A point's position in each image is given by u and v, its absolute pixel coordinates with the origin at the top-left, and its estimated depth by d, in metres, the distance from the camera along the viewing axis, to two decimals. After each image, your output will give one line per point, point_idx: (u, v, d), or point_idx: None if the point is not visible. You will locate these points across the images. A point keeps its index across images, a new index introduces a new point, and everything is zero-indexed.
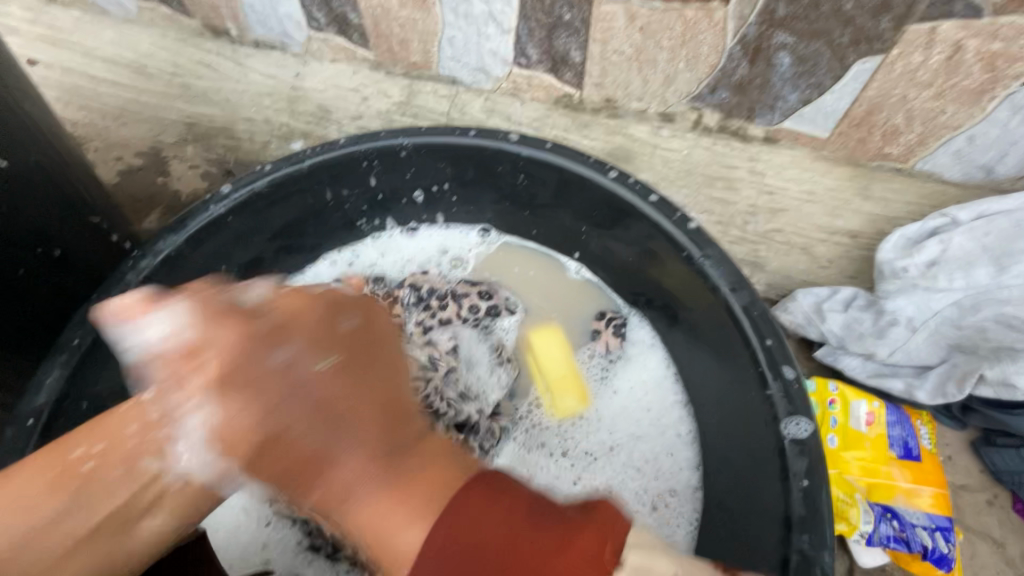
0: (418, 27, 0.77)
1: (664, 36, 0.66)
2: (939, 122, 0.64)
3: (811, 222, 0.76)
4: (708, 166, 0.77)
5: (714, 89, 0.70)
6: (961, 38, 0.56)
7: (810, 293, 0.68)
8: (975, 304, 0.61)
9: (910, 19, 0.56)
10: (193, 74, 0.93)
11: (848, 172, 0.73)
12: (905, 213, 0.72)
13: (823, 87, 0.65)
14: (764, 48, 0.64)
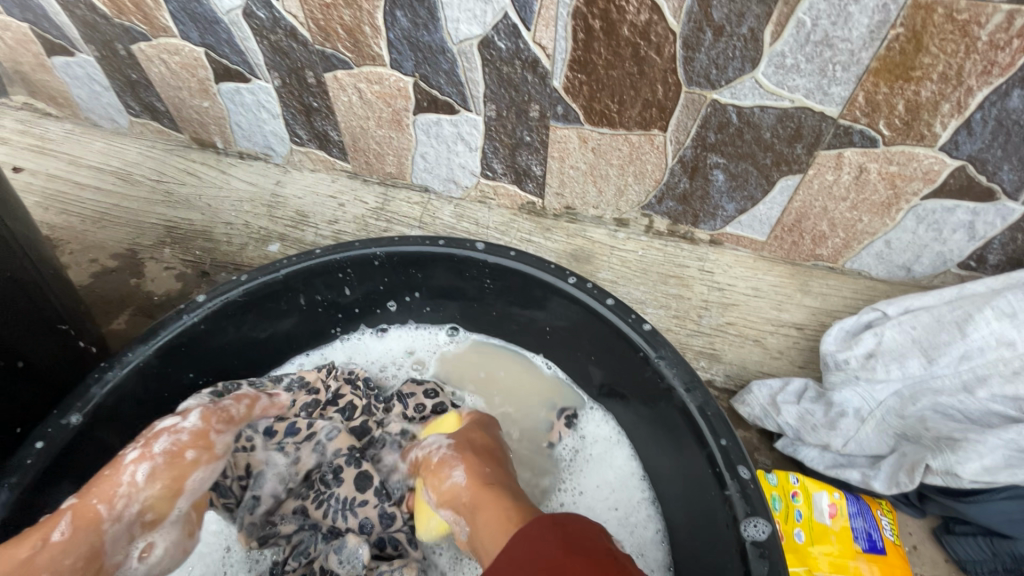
0: (393, 144, 0.85)
1: (614, 156, 0.75)
2: (858, 229, 0.72)
3: (760, 315, 0.79)
4: (662, 265, 0.82)
5: (661, 199, 0.79)
6: (864, 163, 0.65)
7: (765, 384, 0.72)
8: (915, 395, 0.65)
9: (819, 147, 0.65)
10: (177, 182, 0.98)
11: (786, 271, 0.80)
12: (843, 306, 0.78)
13: (755, 199, 0.74)
14: (701, 167, 0.72)
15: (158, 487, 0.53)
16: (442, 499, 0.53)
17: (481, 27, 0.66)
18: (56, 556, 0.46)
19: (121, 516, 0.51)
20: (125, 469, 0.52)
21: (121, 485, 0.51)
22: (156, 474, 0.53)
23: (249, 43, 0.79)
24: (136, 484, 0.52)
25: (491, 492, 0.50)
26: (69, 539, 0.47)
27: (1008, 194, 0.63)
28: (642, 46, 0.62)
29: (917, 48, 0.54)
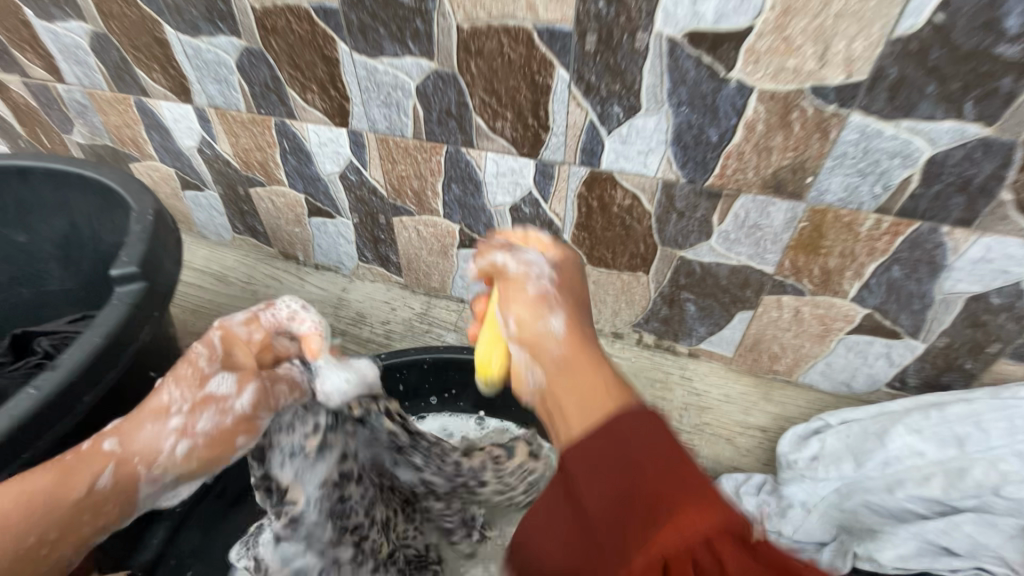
0: (439, 267, 1.10)
1: (610, 287, 0.97)
2: (803, 352, 0.92)
3: (729, 417, 0.96)
4: (649, 371, 1.02)
5: (647, 320, 1.00)
6: (798, 306, 0.86)
7: (731, 477, 0.87)
8: (850, 492, 0.80)
9: (763, 292, 0.86)
10: (264, 285, 1.24)
11: (751, 382, 0.99)
12: (797, 413, 0.95)
13: (720, 324, 0.94)
14: (676, 299, 0.94)
15: (194, 462, 0.58)
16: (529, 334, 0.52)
17: (512, 197, 0.91)
18: (100, 497, 0.55)
19: (153, 468, 0.57)
20: (167, 439, 0.57)
21: (163, 453, 0.57)
22: (208, 438, 0.58)
23: (339, 193, 1.06)
24: (176, 454, 0.57)
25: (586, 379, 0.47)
26: (115, 482, 0.56)
27: (910, 335, 0.83)
28: (627, 219, 0.86)
29: (820, 234, 0.76)
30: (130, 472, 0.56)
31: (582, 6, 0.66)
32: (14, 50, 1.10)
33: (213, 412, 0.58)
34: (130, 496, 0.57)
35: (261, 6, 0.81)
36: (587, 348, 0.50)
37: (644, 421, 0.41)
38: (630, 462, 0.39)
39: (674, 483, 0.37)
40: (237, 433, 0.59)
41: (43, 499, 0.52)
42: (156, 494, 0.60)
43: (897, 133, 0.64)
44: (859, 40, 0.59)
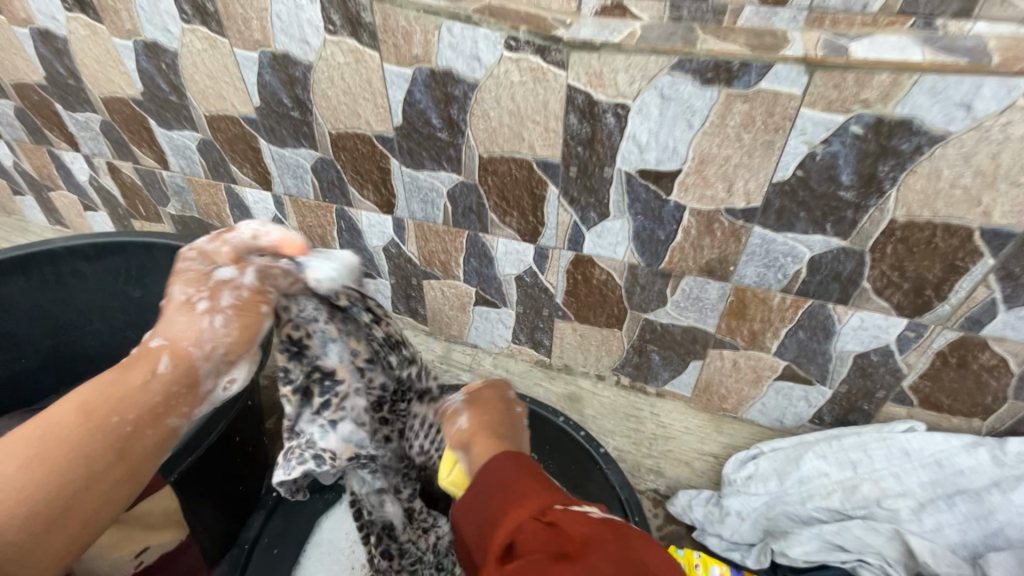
0: (458, 319, 1.37)
1: (593, 339, 1.24)
2: (744, 393, 1.17)
3: (689, 446, 1.21)
4: (625, 407, 1.27)
5: (623, 365, 1.26)
6: (735, 358, 1.12)
7: (686, 492, 1.11)
8: (774, 504, 1.05)
9: (708, 346, 1.12)
10: None
11: (706, 417, 1.24)
12: (742, 443, 1.20)
13: (679, 370, 1.20)
14: (644, 350, 1.20)
15: (232, 332, 0.66)
16: (472, 428, 0.72)
17: (516, 269, 1.19)
18: (166, 380, 0.64)
19: (201, 345, 0.65)
20: (202, 319, 0.66)
21: (205, 328, 0.66)
22: (236, 309, 0.67)
23: (381, 261, 1.34)
24: (216, 326, 0.66)
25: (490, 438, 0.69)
26: (169, 369, 0.64)
27: (820, 382, 1.08)
28: (604, 289, 1.13)
29: (745, 305, 1.03)
30: (184, 355, 0.65)
31: (566, 149, 0.94)
32: (132, 146, 1.41)
33: (228, 292, 0.67)
34: (191, 378, 0.65)
35: (335, 132, 1.11)
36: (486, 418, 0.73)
37: (514, 461, 0.62)
38: (496, 487, 0.59)
39: (519, 494, 0.57)
40: (257, 303, 0.69)
41: (120, 391, 0.61)
42: (210, 373, 0.67)
43: (786, 241, 0.91)
44: (752, 182, 0.87)
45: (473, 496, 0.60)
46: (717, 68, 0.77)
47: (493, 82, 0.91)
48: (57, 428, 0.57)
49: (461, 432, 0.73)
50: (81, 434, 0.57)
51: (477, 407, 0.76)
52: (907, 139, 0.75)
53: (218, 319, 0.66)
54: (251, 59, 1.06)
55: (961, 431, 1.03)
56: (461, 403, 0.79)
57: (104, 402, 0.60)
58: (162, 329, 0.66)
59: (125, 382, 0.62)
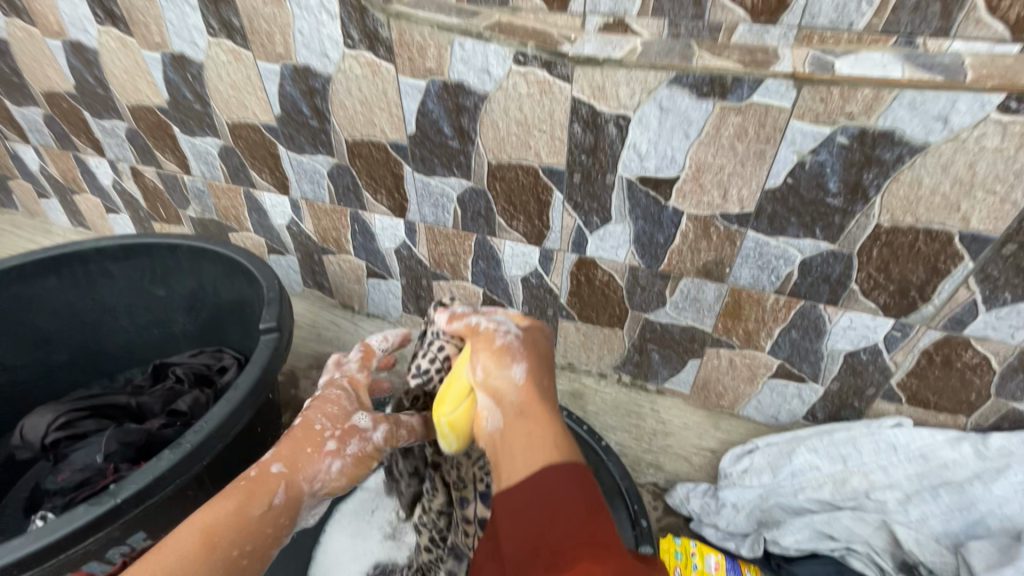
0: None
1: (595, 338, 1.29)
2: (740, 390, 1.22)
3: (687, 441, 1.25)
4: (626, 403, 1.32)
5: (624, 364, 1.31)
6: (731, 356, 1.17)
7: (684, 485, 1.15)
8: (768, 496, 1.09)
9: (706, 345, 1.17)
10: (326, 328, 1.57)
11: (704, 413, 1.29)
12: (738, 438, 1.25)
13: (678, 368, 1.25)
14: (644, 349, 1.25)
15: (342, 479, 0.77)
16: (496, 381, 0.70)
17: (522, 271, 1.24)
18: (277, 513, 0.71)
19: (314, 481, 0.75)
20: (327, 467, 0.76)
21: (325, 472, 0.76)
22: (354, 459, 0.77)
23: (392, 262, 1.40)
24: (332, 471, 0.76)
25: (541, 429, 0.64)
26: (284, 502, 0.72)
27: (812, 379, 1.13)
28: (606, 290, 1.18)
29: (740, 306, 1.08)
30: (297, 490, 0.73)
31: (570, 157, 1.00)
32: (156, 153, 1.48)
33: (357, 442, 0.79)
34: (296, 509, 0.74)
35: (351, 139, 1.17)
36: (542, 402, 0.67)
37: (578, 483, 0.57)
38: (553, 508, 0.55)
39: (574, 537, 0.51)
40: (371, 454, 0.80)
41: (241, 525, 0.67)
42: (309, 512, 0.76)
43: (779, 244, 0.97)
44: (745, 189, 0.92)
45: (522, 497, 0.57)
46: (712, 82, 0.82)
47: (502, 94, 0.97)
48: (180, 553, 0.62)
49: (489, 384, 0.70)
50: (206, 564, 0.63)
51: (530, 368, 0.71)
52: (889, 149, 0.80)
53: (338, 469, 0.77)
54: (273, 71, 1.13)
55: (947, 427, 1.08)
56: (494, 349, 0.73)
57: (231, 536, 0.66)
58: (288, 459, 0.75)
59: (246, 514, 0.68)
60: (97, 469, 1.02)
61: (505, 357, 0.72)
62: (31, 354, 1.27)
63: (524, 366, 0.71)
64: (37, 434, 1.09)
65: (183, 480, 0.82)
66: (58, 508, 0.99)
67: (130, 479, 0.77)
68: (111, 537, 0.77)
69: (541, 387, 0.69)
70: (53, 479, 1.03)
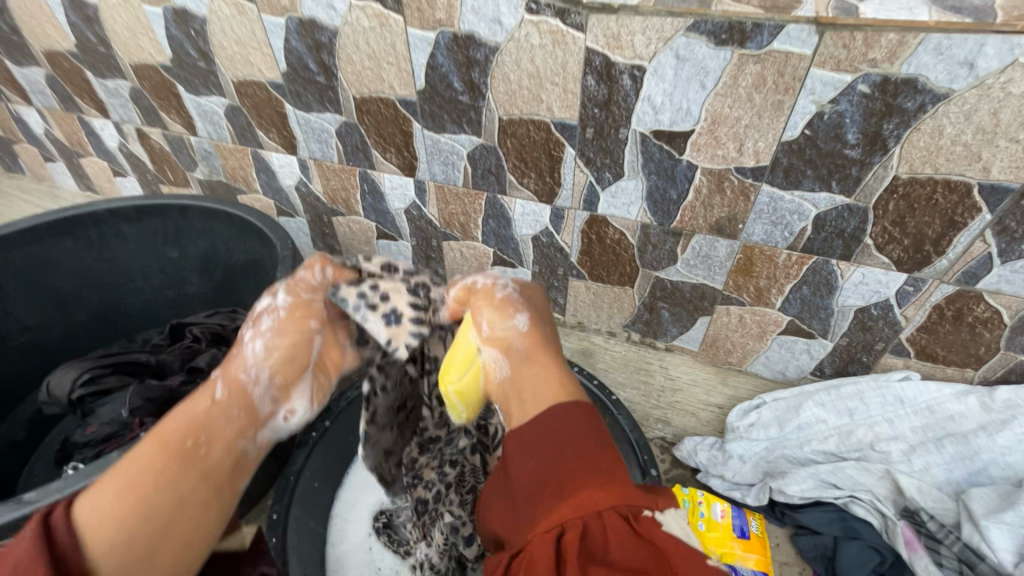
0: (477, 279, 1.44)
1: (605, 296, 1.30)
2: (749, 347, 1.23)
3: (695, 397, 1.28)
4: (636, 361, 1.34)
5: (634, 322, 1.32)
6: (741, 313, 1.18)
7: (692, 439, 1.18)
8: (774, 448, 1.12)
9: (716, 302, 1.18)
10: None
11: (712, 370, 1.31)
12: (745, 394, 1.27)
13: (687, 326, 1.26)
14: (653, 307, 1.26)
15: (273, 359, 0.73)
16: (499, 335, 0.74)
17: (533, 229, 1.24)
18: (226, 406, 0.70)
19: (248, 371, 0.72)
20: (251, 349, 0.73)
21: (251, 360, 0.73)
22: (272, 334, 0.74)
23: (402, 224, 1.40)
24: (259, 356, 0.73)
25: (551, 374, 0.70)
26: (228, 397, 0.70)
27: (821, 335, 1.14)
28: (617, 248, 1.18)
29: (751, 263, 1.08)
30: (237, 382, 0.71)
31: (583, 110, 0.98)
32: (161, 113, 1.46)
33: (269, 316, 0.75)
34: (248, 403, 0.72)
35: (359, 96, 1.16)
36: (546, 352, 0.73)
37: (584, 425, 0.64)
38: (571, 448, 0.62)
39: (583, 475, 0.59)
40: (296, 323, 0.75)
41: (182, 420, 0.66)
42: (265, 400, 0.74)
43: (794, 198, 0.96)
44: (762, 141, 0.90)
45: (530, 434, 0.64)
46: (731, 28, 0.80)
47: (514, 45, 0.94)
48: (139, 457, 0.63)
49: (492, 335, 0.74)
50: (163, 457, 0.62)
51: (532, 322, 0.76)
52: (912, 97, 0.78)
53: (264, 346, 0.73)
54: (278, 25, 1.10)
55: (954, 381, 1.09)
56: (495, 304, 0.76)
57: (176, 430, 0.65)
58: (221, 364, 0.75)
59: (189, 411, 0.67)
60: (123, 423, 1.06)
61: (510, 317, 0.75)
62: (51, 315, 1.30)
63: (537, 329, 0.75)
64: (62, 390, 1.12)
65: None
66: (87, 459, 1.03)
67: None
68: None
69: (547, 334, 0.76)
70: (83, 432, 1.07)
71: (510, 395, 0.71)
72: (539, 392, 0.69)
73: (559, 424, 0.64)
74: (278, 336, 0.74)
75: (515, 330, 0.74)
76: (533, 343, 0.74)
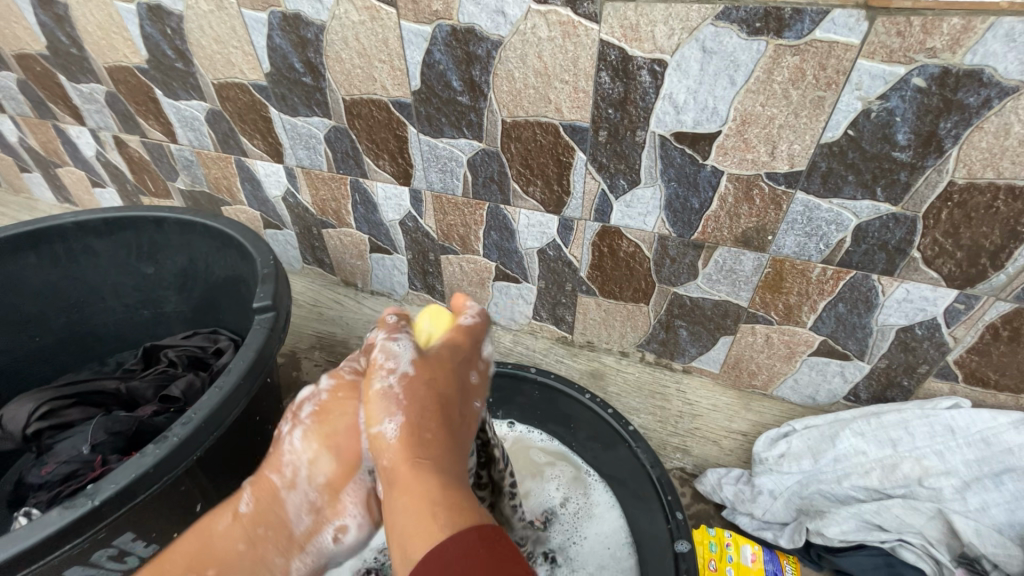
0: (477, 295, 1.33)
1: (617, 314, 1.20)
2: (776, 370, 1.13)
3: (717, 424, 1.17)
4: (650, 384, 1.23)
5: (649, 342, 1.21)
6: (768, 333, 1.08)
7: (715, 472, 1.07)
8: (808, 483, 1.01)
9: (740, 321, 1.08)
10: (328, 307, 1.48)
11: (734, 394, 1.20)
12: (772, 420, 1.16)
13: (707, 346, 1.16)
14: (669, 326, 1.16)
15: (311, 453, 0.69)
16: (373, 408, 0.62)
17: (539, 242, 1.14)
18: (245, 527, 0.69)
19: (284, 475, 0.69)
20: (285, 441, 0.70)
21: (286, 455, 0.69)
22: (315, 427, 0.69)
23: (397, 236, 1.30)
24: (296, 451, 0.69)
25: (421, 479, 0.55)
26: (251, 511, 0.70)
27: (858, 357, 1.03)
28: (631, 262, 1.08)
29: (781, 279, 0.98)
30: (267, 491, 0.69)
31: (596, 111, 0.89)
32: (139, 119, 1.37)
33: (310, 404, 0.70)
34: (268, 520, 0.69)
35: (349, 98, 1.06)
36: (418, 439, 0.59)
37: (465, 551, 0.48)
38: None
39: None
40: (343, 406, 0.69)
41: (200, 545, 0.68)
42: (300, 510, 0.70)
43: (832, 207, 0.86)
44: (797, 144, 0.81)
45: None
46: (767, 16, 0.70)
47: (520, 39, 0.85)
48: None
49: (394, 402, 0.61)
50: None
51: (409, 392, 0.62)
52: (975, 92, 0.68)
53: (299, 437, 0.69)
54: (260, 21, 1.01)
55: (1008, 407, 0.99)
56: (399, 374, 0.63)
57: (183, 559, 0.66)
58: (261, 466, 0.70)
59: (201, 534, 0.69)
60: (83, 461, 0.94)
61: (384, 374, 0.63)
62: (14, 338, 1.19)
63: (413, 408, 0.61)
64: (17, 424, 1.00)
65: (173, 477, 0.73)
66: (43, 504, 0.92)
67: (112, 477, 0.68)
68: (94, 540, 0.69)
69: (447, 383, 0.65)
70: (38, 472, 0.95)
71: (397, 496, 0.55)
72: (423, 503, 0.52)
73: (439, 550, 0.48)
74: (319, 414, 0.69)
75: (416, 401, 0.62)
76: (406, 429, 0.60)
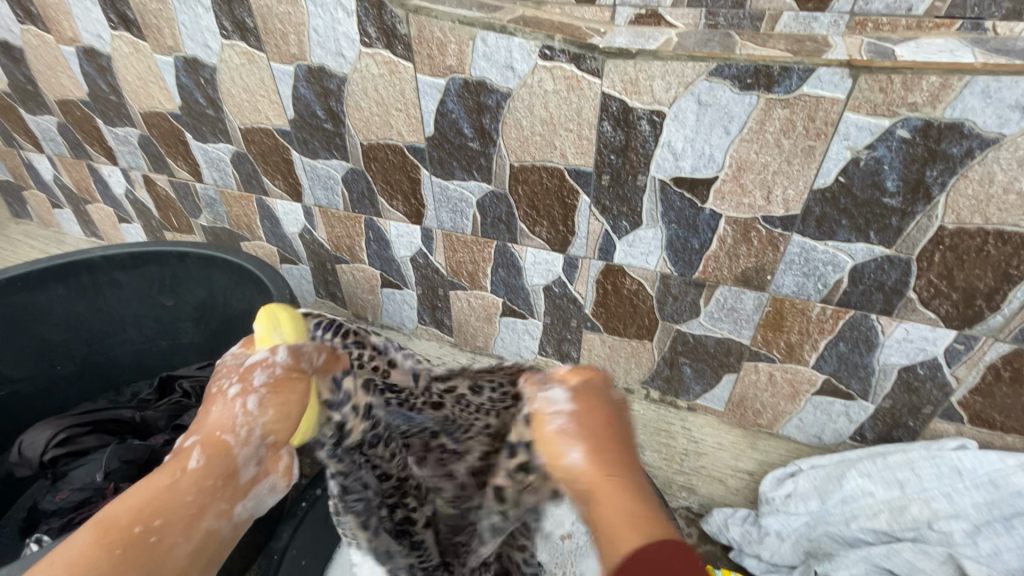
0: (484, 330, 1.36)
1: (622, 351, 1.22)
2: (781, 409, 1.14)
3: (723, 463, 1.17)
4: (655, 421, 1.24)
5: (653, 378, 1.23)
6: (770, 371, 1.09)
7: (721, 512, 1.06)
8: (816, 525, 1.00)
9: (743, 359, 1.09)
10: None
11: (740, 433, 1.20)
12: (778, 460, 1.16)
13: (711, 383, 1.17)
14: (673, 363, 1.18)
15: (269, 414, 0.54)
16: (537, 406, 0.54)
17: (544, 279, 1.17)
18: (195, 480, 0.53)
19: (238, 432, 0.54)
20: (233, 401, 0.54)
21: (237, 415, 0.54)
22: (269, 389, 0.55)
23: (407, 272, 1.35)
24: (250, 412, 0.54)
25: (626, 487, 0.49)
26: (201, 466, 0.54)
27: (862, 397, 1.04)
28: (635, 300, 1.11)
29: (781, 317, 1.00)
30: (214, 444, 0.54)
31: (599, 157, 0.94)
32: (168, 160, 1.45)
33: (261, 372, 0.55)
34: (224, 470, 0.54)
35: (366, 143, 1.13)
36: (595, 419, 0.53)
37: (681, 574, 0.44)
38: None
39: None
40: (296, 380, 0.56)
41: (144, 498, 0.52)
42: (249, 465, 0.55)
43: (827, 249, 0.89)
44: (792, 189, 0.85)
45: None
46: (757, 73, 0.75)
47: (527, 91, 0.91)
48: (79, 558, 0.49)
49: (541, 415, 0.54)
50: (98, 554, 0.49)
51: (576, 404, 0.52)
52: (958, 143, 0.72)
53: (254, 399, 0.54)
54: (287, 73, 1.08)
55: (1015, 449, 0.99)
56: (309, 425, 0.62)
57: (128, 510, 0.51)
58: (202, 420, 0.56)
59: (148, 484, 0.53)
60: (96, 489, 0.96)
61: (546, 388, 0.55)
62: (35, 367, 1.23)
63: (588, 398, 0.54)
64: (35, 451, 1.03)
65: None
66: (54, 530, 0.94)
67: None
68: None
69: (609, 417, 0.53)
70: (52, 499, 0.97)
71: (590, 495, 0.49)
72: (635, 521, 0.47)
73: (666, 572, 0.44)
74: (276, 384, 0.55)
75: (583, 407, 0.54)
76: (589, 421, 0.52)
